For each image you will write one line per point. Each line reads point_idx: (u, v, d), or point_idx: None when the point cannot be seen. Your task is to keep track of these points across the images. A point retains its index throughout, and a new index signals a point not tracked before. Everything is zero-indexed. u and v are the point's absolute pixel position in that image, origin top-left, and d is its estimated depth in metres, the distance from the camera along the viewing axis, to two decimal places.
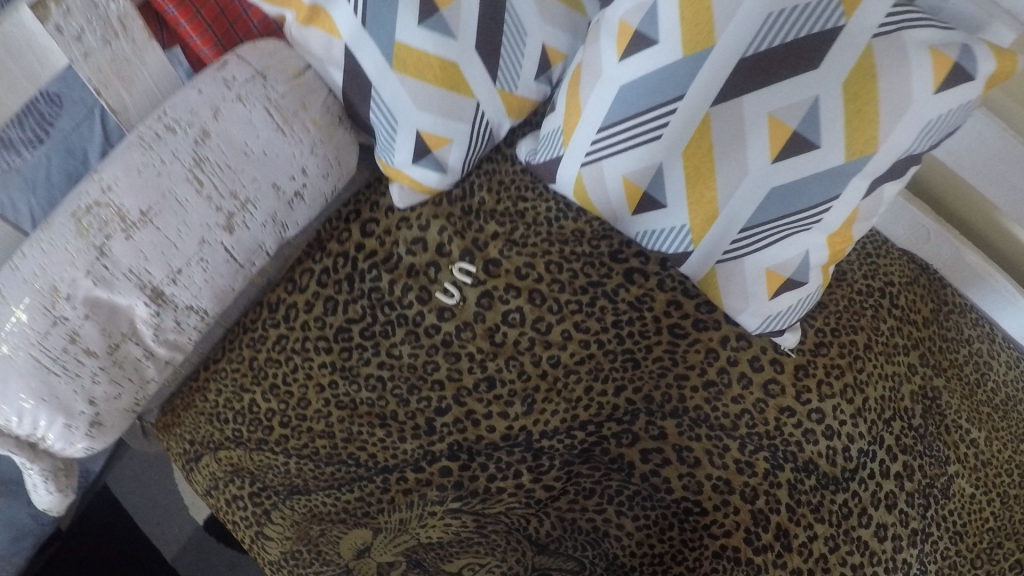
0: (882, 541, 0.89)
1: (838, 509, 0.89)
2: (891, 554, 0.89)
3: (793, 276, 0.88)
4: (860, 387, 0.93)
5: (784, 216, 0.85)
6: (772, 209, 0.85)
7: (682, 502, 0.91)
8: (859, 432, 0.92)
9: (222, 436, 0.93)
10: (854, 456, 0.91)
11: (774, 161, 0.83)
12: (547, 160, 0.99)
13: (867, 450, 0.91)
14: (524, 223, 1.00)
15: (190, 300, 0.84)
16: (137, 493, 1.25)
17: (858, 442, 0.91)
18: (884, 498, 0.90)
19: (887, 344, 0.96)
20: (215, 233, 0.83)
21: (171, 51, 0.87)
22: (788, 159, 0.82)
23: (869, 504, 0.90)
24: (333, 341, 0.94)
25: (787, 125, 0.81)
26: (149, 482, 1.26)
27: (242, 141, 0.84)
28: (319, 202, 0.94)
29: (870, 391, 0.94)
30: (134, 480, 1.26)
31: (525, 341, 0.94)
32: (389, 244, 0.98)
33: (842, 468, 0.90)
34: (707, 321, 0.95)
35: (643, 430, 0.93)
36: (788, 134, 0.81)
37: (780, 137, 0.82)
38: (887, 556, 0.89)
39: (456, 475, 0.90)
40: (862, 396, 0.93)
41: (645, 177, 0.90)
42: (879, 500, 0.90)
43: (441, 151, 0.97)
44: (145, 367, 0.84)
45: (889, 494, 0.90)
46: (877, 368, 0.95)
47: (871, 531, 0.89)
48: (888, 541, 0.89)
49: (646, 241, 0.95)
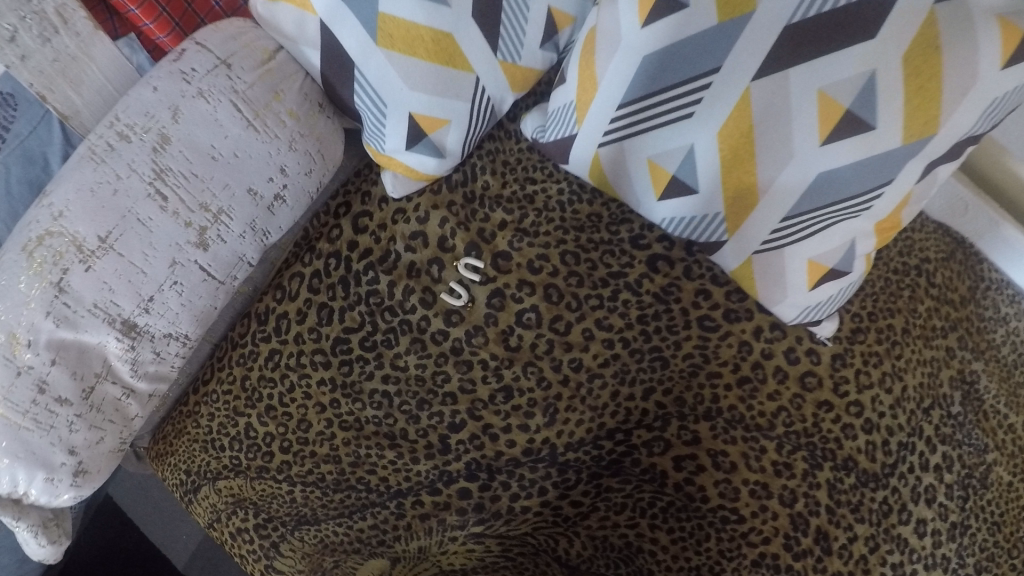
0: (921, 537, 0.86)
1: (878, 507, 0.86)
2: (931, 550, 0.86)
3: (836, 266, 0.81)
4: (898, 375, 0.89)
5: (832, 204, 0.77)
6: (820, 197, 0.76)
7: (718, 511, 0.84)
8: (898, 424, 0.88)
9: (219, 464, 0.86)
10: (894, 450, 0.87)
11: (822, 144, 0.74)
12: (560, 138, 0.89)
13: (907, 444, 0.88)
14: (535, 209, 0.91)
15: (167, 328, 0.76)
16: (139, 503, 1.19)
17: (897, 435, 0.87)
18: (924, 492, 0.87)
19: (926, 327, 0.92)
20: (187, 252, 0.74)
21: (126, 40, 0.78)
22: (838, 142, 0.73)
23: (909, 500, 0.87)
24: (331, 354, 0.86)
25: (839, 104, 0.72)
26: (150, 489, 1.19)
27: (208, 144, 0.75)
28: (303, 202, 0.85)
29: (909, 379, 0.89)
30: (134, 490, 1.19)
31: (543, 344, 0.86)
32: (385, 240, 0.90)
33: (882, 464, 0.86)
34: (739, 311, 0.88)
35: (676, 436, 0.86)
36: (840, 114, 0.72)
37: (831, 118, 0.72)
38: (926, 552, 0.86)
39: (476, 496, 0.84)
40: (901, 384, 0.89)
41: (674, 160, 0.81)
42: (919, 495, 0.87)
43: (437, 134, 0.86)
44: (127, 405, 0.76)
45: (929, 488, 0.88)
46: (915, 353, 0.91)
47: (911, 528, 0.86)
48: (928, 536, 0.86)
49: (674, 228, 0.87)
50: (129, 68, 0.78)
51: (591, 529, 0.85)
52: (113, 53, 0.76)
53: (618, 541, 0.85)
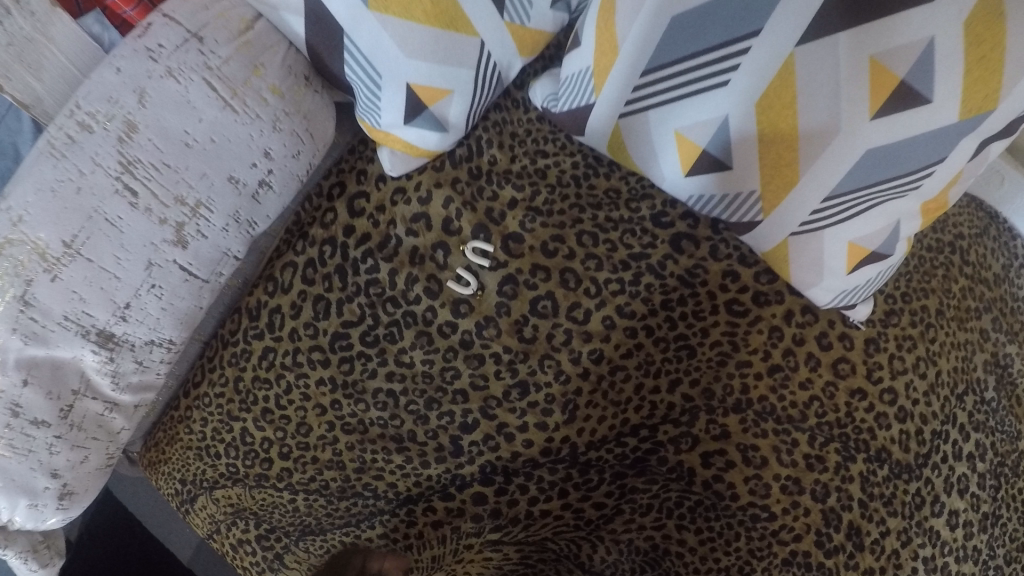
0: (953, 529, 0.85)
1: (911, 499, 0.83)
2: (963, 542, 0.85)
3: (878, 249, 0.75)
4: (932, 359, 0.85)
5: (879, 183, 0.70)
6: (866, 176, 0.70)
7: (748, 509, 0.80)
8: (932, 412, 0.85)
9: (215, 473, 0.82)
10: (927, 439, 0.84)
11: (873, 118, 0.66)
12: (574, 108, 0.81)
13: (940, 432, 0.85)
14: (547, 185, 0.84)
15: (148, 335, 0.71)
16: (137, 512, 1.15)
17: (931, 423, 0.85)
18: (956, 483, 0.86)
19: (961, 308, 0.90)
20: (163, 252, 0.69)
21: (86, 20, 0.70)
22: (890, 116, 0.66)
23: (942, 491, 0.85)
24: (330, 351, 0.80)
25: (894, 72, 0.64)
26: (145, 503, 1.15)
27: (180, 130, 0.67)
28: (292, 186, 0.79)
29: (943, 364, 0.86)
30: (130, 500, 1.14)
31: (560, 335, 0.80)
32: (384, 224, 0.82)
33: (915, 454, 0.84)
34: (769, 295, 0.82)
35: (705, 432, 0.81)
36: (894, 84, 0.64)
37: (884, 88, 0.65)
38: (958, 544, 0.85)
39: (491, 502, 0.80)
40: (935, 369, 0.85)
41: (705, 133, 0.73)
42: (951, 485, 0.85)
43: (438, 106, 0.77)
44: (111, 420, 0.72)
45: (961, 477, 0.86)
46: (949, 336, 0.88)
47: (943, 520, 0.85)
48: (959, 528, 0.85)
49: (702, 206, 0.80)
50: (95, 48, 0.70)
51: (615, 532, 0.82)
52: (75, 32, 0.68)
53: (644, 545, 0.82)
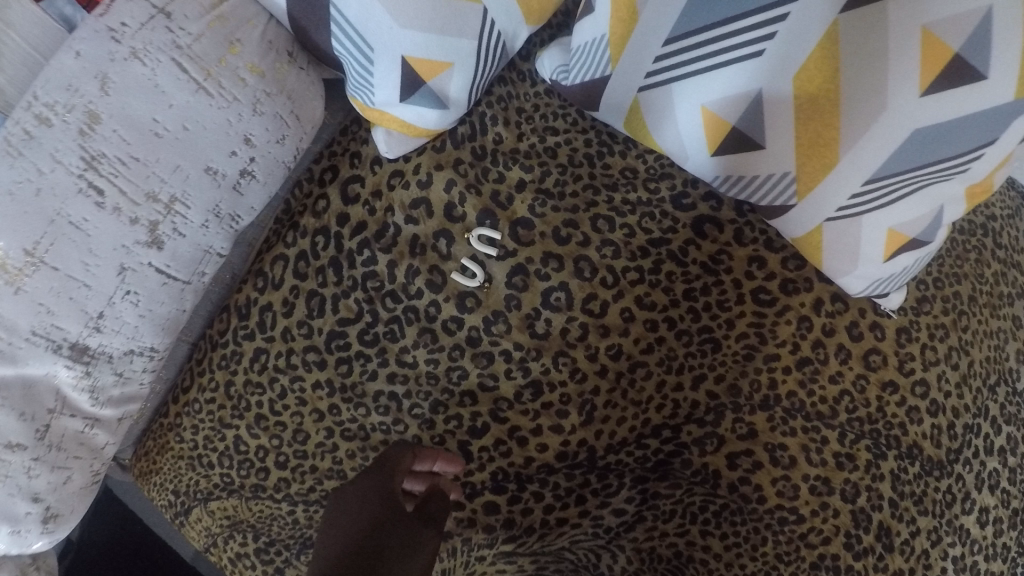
0: (984, 526, 0.80)
1: (942, 497, 0.78)
2: (992, 540, 0.80)
3: (919, 236, 0.68)
4: (964, 349, 0.79)
5: (924, 166, 0.63)
6: (910, 158, 0.62)
7: (776, 512, 0.75)
8: (964, 405, 0.79)
9: (209, 484, 0.77)
10: (959, 434, 0.79)
11: (922, 95, 0.59)
12: (587, 82, 0.74)
13: (972, 426, 0.80)
14: (558, 164, 0.78)
15: (126, 345, 0.66)
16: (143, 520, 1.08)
17: (963, 416, 0.79)
18: (988, 479, 0.80)
19: (992, 294, 0.83)
20: (136, 254, 0.63)
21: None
22: (940, 94, 0.58)
23: (973, 487, 0.80)
24: (326, 352, 0.75)
25: (947, 45, 0.56)
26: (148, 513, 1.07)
27: (149, 118, 0.61)
28: (278, 174, 0.73)
29: (976, 353, 0.80)
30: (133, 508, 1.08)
31: (576, 329, 0.74)
32: (381, 211, 0.76)
33: (947, 450, 0.78)
34: (797, 282, 0.76)
35: (731, 430, 0.75)
36: (947, 58, 0.57)
37: (935, 63, 0.57)
38: (988, 542, 0.80)
39: (505, 512, 0.75)
40: (967, 359, 0.80)
41: (736, 109, 0.66)
42: (983, 481, 0.80)
43: (438, 80, 0.70)
44: (93, 436, 0.68)
45: (993, 473, 0.81)
46: (982, 324, 0.82)
47: (974, 517, 0.79)
48: (990, 525, 0.80)
49: (731, 188, 0.74)
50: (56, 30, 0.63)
51: (637, 541, 0.77)
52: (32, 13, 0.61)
53: (667, 552, 0.76)
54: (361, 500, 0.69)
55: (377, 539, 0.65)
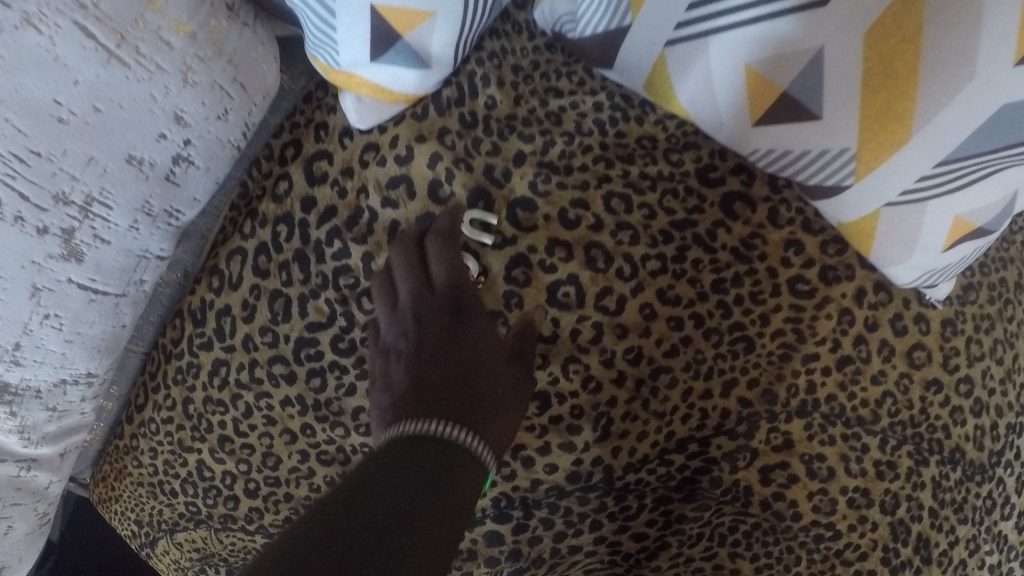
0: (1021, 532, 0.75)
1: (982, 503, 0.72)
2: None
3: (985, 224, 0.60)
4: (1010, 342, 0.73)
5: (1007, 147, 0.54)
6: (991, 138, 0.53)
7: (811, 529, 0.66)
8: (1008, 403, 0.73)
9: (174, 513, 0.69)
10: (1001, 435, 0.72)
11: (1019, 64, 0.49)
12: (599, 35, 0.61)
13: (1014, 425, 0.73)
14: (562, 133, 0.66)
15: (56, 376, 0.57)
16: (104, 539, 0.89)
17: (1007, 416, 0.73)
18: None
19: None
20: (51, 271, 0.52)
21: None
22: None
23: (1012, 491, 0.74)
24: (294, 363, 0.64)
25: None
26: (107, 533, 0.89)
27: (48, 100, 0.48)
28: (221, 155, 0.61)
29: (1021, 346, 0.74)
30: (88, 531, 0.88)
31: (588, 330, 0.64)
32: (353, 193, 0.64)
33: (989, 453, 0.72)
34: (838, 269, 0.65)
35: (765, 442, 0.66)
36: None
37: None
38: None
39: (509, 543, 0.66)
40: (1012, 353, 0.73)
41: (790, 71, 0.54)
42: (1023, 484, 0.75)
43: (416, 35, 0.56)
44: (31, 478, 0.59)
45: None
46: None
47: (1012, 523, 0.75)
48: None
49: (771, 162, 0.62)
50: None
51: (660, 570, 0.68)
52: None
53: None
54: (439, 322, 0.61)
55: (464, 368, 0.59)
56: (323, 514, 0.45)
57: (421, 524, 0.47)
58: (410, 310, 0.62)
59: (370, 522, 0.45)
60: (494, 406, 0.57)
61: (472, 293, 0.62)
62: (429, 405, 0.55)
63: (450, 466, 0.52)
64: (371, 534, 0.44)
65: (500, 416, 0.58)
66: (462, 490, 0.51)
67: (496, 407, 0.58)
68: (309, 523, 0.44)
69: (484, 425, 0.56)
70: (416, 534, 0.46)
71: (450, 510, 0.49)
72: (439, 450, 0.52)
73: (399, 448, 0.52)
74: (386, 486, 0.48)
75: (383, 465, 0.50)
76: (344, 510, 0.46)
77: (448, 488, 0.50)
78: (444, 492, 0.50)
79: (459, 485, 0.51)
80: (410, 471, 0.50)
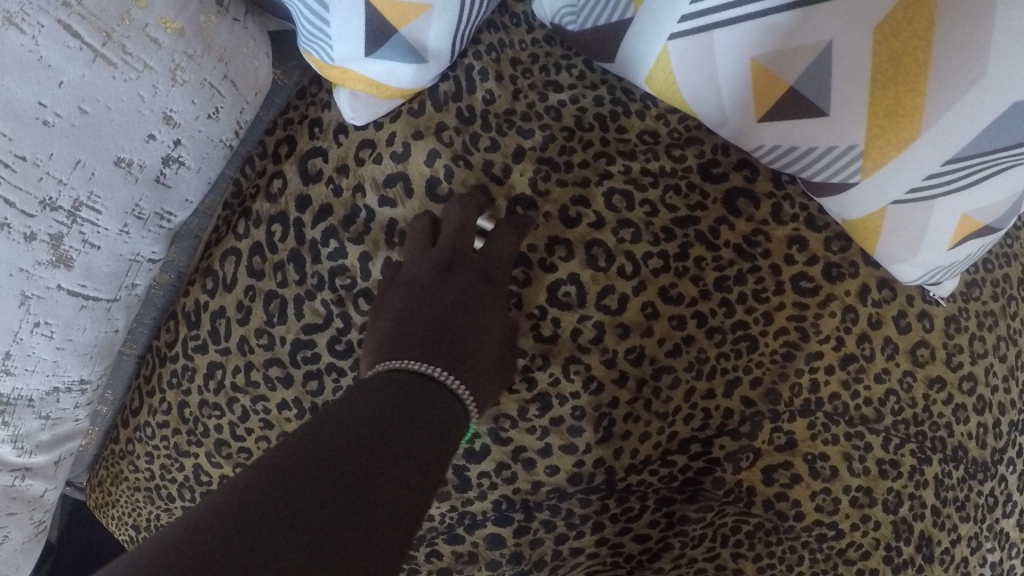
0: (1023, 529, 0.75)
1: (984, 501, 0.72)
2: None
3: (992, 222, 0.58)
4: (1013, 339, 0.72)
5: (1018, 146, 0.52)
6: (1003, 137, 0.52)
7: (814, 528, 0.66)
8: (1010, 400, 0.72)
9: (171, 518, 0.68)
10: (1004, 432, 0.72)
11: None
12: (600, 27, 0.59)
13: (1017, 422, 0.73)
14: (563, 128, 0.64)
15: (48, 383, 0.56)
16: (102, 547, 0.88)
17: (1009, 413, 0.72)
18: None
19: None
20: (40, 278, 0.50)
21: None
22: None
23: (1015, 489, 0.74)
24: (291, 366, 0.63)
25: None
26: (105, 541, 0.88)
27: (32, 102, 0.46)
28: (212, 154, 0.59)
29: None
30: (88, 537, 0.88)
31: (589, 329, 0.63)
32: (349, 191, 0.62)
33: (992, 450, 0.71)
34: (842, 267, 0.64)
35: (768, 442, 0.65)
36: None
37: None
38: None
39: (511, 546, 0.65)
40: (1015, 350, 0.72)
41: (798, 66, 0.52)
42: None
43: (412, 29, 0.54)
44: (26, 487, 0.59)
45: None
46: None
47: (1014, 520, 0.74)
48: None
49: (775, 158, 0.61)
50: None
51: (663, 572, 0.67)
52: None
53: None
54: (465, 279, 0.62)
55: (469, 322, 0.60)
56: (304, 444, 0.44)
57: (400, 466, 0.46)
58: (435, 257, 0.62)
59: (354, 453, 0.44)
60: (485, 363, 0.58)
61: (505, 274, 0.63)
62: (420, 342, 0.56)
63: (439, 409, 0.52)
64: (353, 464, 0.43)
65: (490, 373, 0.58)
66: (441, 432, 0.51)
67: (489, 365, 0.58)
68: (289, 455, 0.43)
69: (474, 377, 0.56)
70: (396, 470, 0.45)
71: (430, 451, 0.49)
72: (430, 388, 0.53)
73: (380, 385, 0.52)
74: (366, 424, 0.47)
75: (361, 399, 0.49)
76: (325, 441, 0.45)
77: (427, 430, 0.50)
78: (424, 436, 0.49)
79: (439, 428, 0.51)
80: (391, 409, 0.49)
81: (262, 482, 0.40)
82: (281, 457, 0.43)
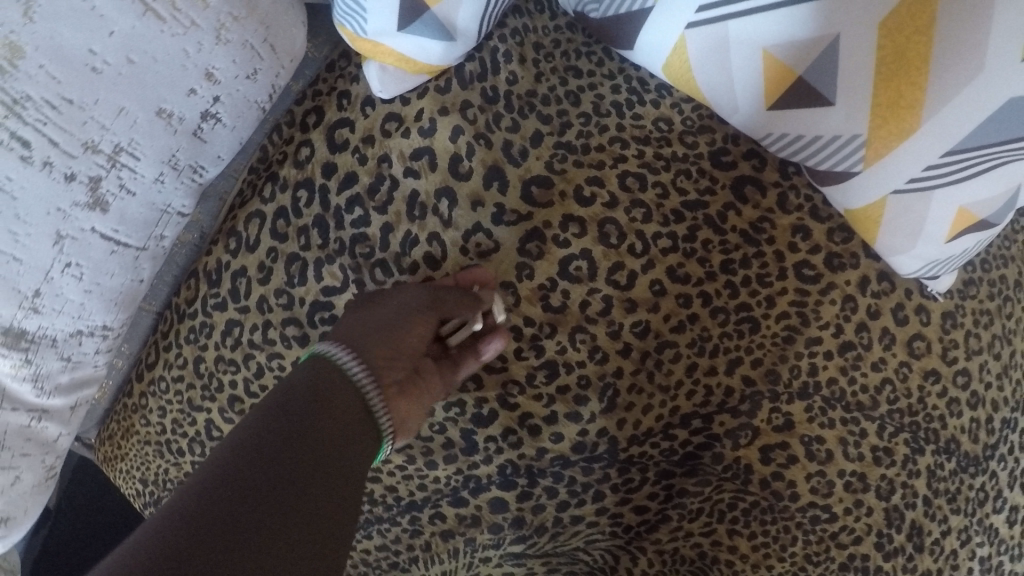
0: (1012, 526, 0.77)
1: (975, 495, 0.74)
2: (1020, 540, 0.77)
3: (988, 216, 0.61)
4: (1008, 338, 0.74)
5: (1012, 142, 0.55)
6: (1002, 131, 0.55)
7: (809, 510, 0.68)
8: (1003, 398, 0.74)
9: (180, 473, 0.70)
10: (996, 429, 0.74)
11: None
12: (621, 16, 0.63)
13: (1009, 420, 0.75)
14: (580, 113, 0.67)
15: (72, 325, 0.57)
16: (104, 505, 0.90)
17: (1002, 410, 0.74)
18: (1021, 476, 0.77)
19: None
20: (76, 218, 0.52)
21: None
22: None
23: (1005, 485, 0.76)
24: (308, 326, 0.65)
25: None
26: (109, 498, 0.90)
27: (83, 50, 0.48)
28: (246, 117, 0.63)
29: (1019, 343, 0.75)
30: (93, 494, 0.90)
31: (598, 303, 0.65)
32: (374, 160, 0.65)
33: (983, 445, 0.73)
34: (843, 258, 0.67)
35: (767, 422, 0.67)
36: None
37: None
38: (1015, 542, 0.77)
39: (513, 511, 0.68)
40: (1009, 349, 0.74)
41: (808, 56, 0.55)
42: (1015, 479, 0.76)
43: (443, 7, 0.57)
44: (42, 429, 0.60)
45: None
46: None
47: (1004, 517, 0.76)
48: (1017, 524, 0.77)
49: (783, 146, 0.63)
50: None
51: (660, 543, 0.70)
52: None
53: (692, 553, 0.70)
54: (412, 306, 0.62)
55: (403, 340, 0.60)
56: (247, 444, 0.47)
57: (347, 442, 0.51)
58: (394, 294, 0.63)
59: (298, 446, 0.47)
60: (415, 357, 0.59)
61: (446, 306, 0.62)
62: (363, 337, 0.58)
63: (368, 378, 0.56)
64: (300, 460, 0.47)
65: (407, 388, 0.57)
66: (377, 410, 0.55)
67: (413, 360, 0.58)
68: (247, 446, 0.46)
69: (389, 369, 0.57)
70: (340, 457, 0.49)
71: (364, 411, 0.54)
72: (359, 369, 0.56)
73: (298, 386, 0.52)
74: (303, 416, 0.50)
75: (290, 394, 0.51)
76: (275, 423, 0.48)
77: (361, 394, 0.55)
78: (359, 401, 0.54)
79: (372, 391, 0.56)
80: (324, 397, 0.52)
81: (218, 496, 0.42)
82: (211, 484, 0.43)
